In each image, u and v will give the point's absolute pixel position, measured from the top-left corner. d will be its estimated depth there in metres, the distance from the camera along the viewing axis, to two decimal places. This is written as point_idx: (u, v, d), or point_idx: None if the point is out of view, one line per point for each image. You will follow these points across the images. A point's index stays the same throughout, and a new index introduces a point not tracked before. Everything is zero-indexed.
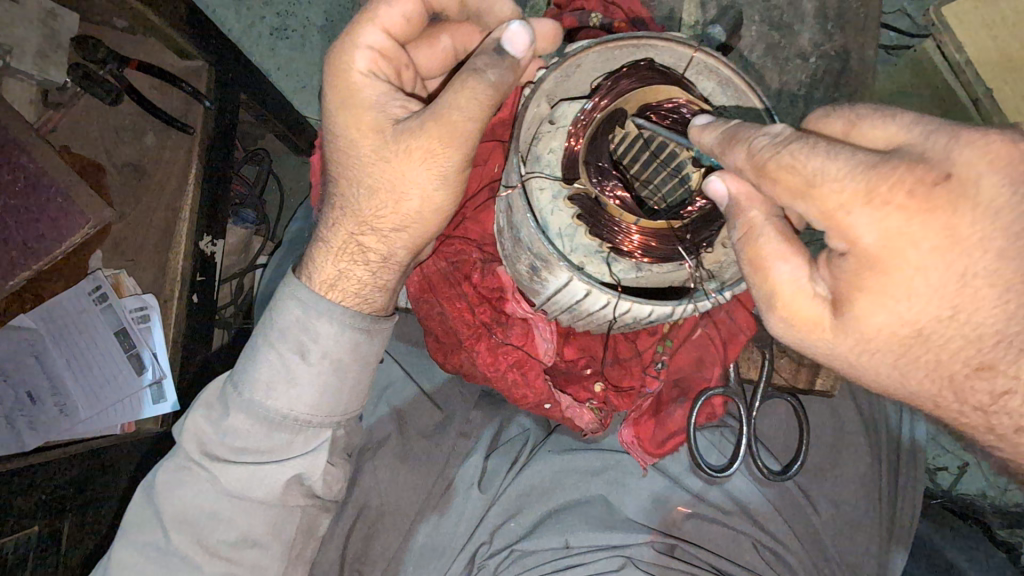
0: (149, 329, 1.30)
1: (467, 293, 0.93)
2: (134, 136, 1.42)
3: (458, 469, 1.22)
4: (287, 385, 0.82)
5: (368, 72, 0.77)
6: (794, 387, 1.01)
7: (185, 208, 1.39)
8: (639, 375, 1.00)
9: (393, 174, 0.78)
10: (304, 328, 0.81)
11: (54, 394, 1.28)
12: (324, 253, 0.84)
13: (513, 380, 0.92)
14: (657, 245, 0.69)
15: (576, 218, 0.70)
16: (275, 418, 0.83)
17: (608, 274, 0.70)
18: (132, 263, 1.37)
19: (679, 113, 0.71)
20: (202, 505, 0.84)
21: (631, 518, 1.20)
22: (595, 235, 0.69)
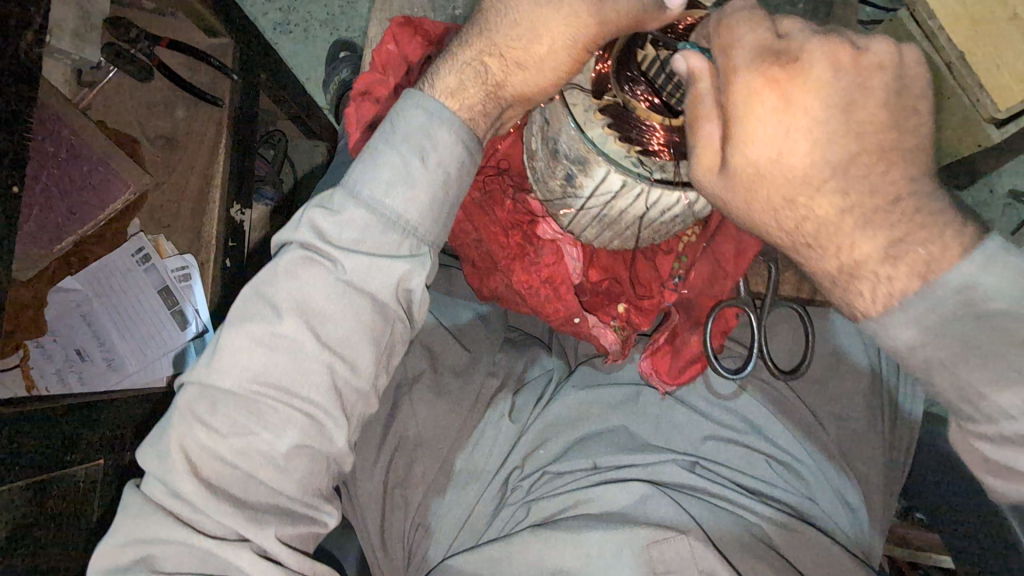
0: (190, 287, 1.38)
1: (502, 220, 1.01)
2: (166, 110, 1.51)
3: (488, 405, 1.30)
4: (410, 180, 0.69)
5: None
6: (799, 298, 1.10)
7: (218, 176, 1.48)
8: (658, 291, 1.11)
9: (533, 20, 0.69)
10: (425, 131, 0.69)
11: (101, 350, 1.35)
12: (450, 62, 0.72)
13: (546, 296, 1.01)
14: (681, 142, 0.77)
15: (606, 128, 0.80)
16: (392, 217, 0.70)
17: (641, 171, 0.80)
18: (169, 229, 1.45)
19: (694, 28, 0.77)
20: (315, 299, 0.70)
21: (649, 441, 1.30)
22: (624, 139, 0.79)
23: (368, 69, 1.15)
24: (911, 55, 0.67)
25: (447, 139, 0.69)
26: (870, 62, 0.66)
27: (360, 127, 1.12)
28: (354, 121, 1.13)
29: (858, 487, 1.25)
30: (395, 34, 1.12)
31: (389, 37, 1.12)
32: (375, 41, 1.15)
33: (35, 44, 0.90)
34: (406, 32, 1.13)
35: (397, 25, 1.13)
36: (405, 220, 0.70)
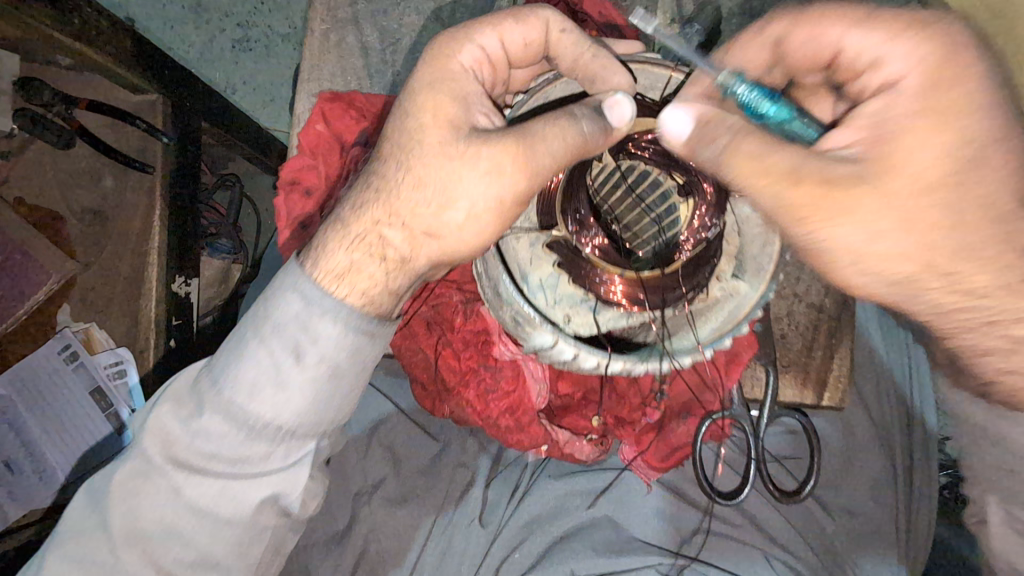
0: (125, 384, 1.27)
1: (453, 341, 0.87)
2: (90, 180, 1.35)
3: (454, 508, 1.13)
4: (274, 387, 0.59)
5: (470, 70, 0.62)
6: (800, 403, 0.96)
7: (152, 252, 1.33)
8: (639, 406, 0.98)
9: (444, 172, 0.59)
10: (297, 327, 0.58)
11: (31, 461, 1.23)
12: (339, 232, 0.60)
13: (508, 426, 0.88)
14: (643, 296, 0.65)
15: (557, 267, 0.66)
16: (258, 423, 0.60)
17: (594, 325, 0.66)
18: (103, 315, 1.31)
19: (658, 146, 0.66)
20: (164, 519, 0.61)
21: (641, 539, 1.12)
22: (578, 286, 0.65)
23: (296, 151, 0.98)
24: (907, 136, 0.60)
25: (322, 334, 0.58)
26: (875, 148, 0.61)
27: (290, 223, 0.96)
28: (282, 215, 0.97)
29: None
30: (324, 110, 0.96)
31: (316, 114, 0.96)
32: (303, 118, 0.99)
33: None
34: (337, 107, 0.97)
35: (326, 100, 0.97)
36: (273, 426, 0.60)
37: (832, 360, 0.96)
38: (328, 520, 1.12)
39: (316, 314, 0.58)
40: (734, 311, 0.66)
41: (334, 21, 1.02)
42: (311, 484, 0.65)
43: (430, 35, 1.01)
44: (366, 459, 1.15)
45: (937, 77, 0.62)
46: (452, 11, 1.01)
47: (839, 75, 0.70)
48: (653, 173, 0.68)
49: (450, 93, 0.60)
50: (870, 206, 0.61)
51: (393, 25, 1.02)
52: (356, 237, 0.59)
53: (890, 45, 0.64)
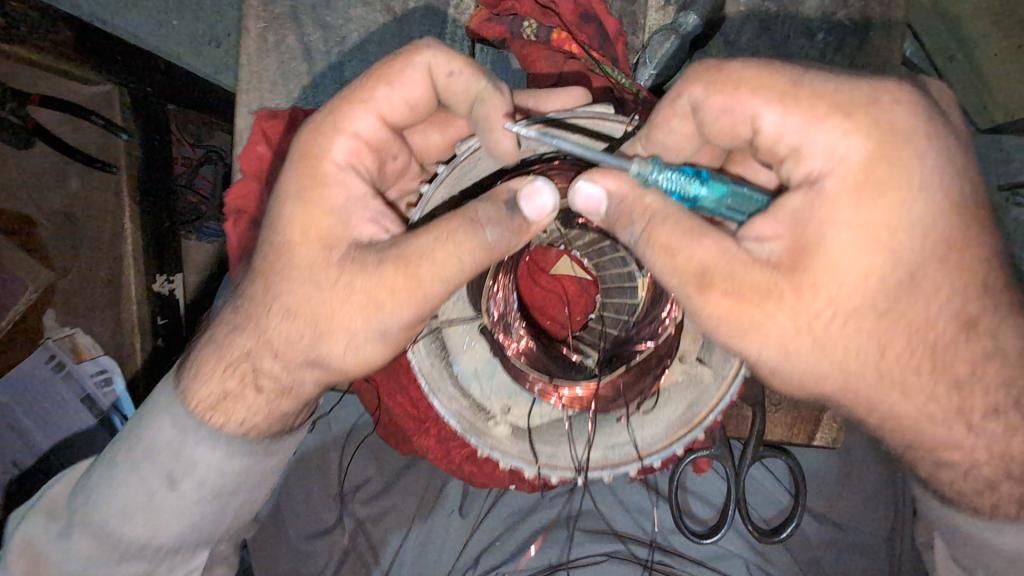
0: (115, 391, 1.29)
1: (410, 383, 0.83)
2: (54, 180, 1.29)
3: (438, 510, 1.13)
4: (146, 513, 0.68)
5: (345, 164, 0.65)
6: (788, 442, 0.90)
7: (128, 255, 1.31)
8: None
9: (319, 309, 0.62)
10: (174, 454, 0.67)
11: (35, 461, 1.26)
12: (211, 363, 0.67)
13: (470, 471, 0.85)
14: (585, 399, 0.71)
15: (491, 352, 0.71)
16: (136, 543, 0.68)
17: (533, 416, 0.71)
18: (88, 319, 1.31)
19: None
20: None
21: (614, 533, 1.10)
22: (515, 379, 0.71)
23: (241, 173, 0.90)
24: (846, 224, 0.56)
25: (200, 462, 0.67)
26: (817, 250, 0.56)
27: (239, 255, 0.90)
28: (231, 246, 0.90)
29: None
30: (264, 129, 0.86)
31: (256, 134, 0.86)
32: (244, 136, 0.89)
33: None
34: (279, 125, 0.87)
35: (266, 117, 0.86)
36: (149, 546, 0.69)
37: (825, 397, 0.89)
38: (314, 524, 1.14)
39: (195, 445, 0.67)
40: (694, 408, 0.63)
41: (272, 16, 0.89)
42: None
43: (381, 33, 0.88)
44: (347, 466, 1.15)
45: (874, 174, 0.56)
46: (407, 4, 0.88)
47: (760, 154, 0.62)
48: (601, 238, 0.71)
49: (332, 200, 0.63)
50: (793, 324, 0.57)
51: (339, 20, 0.89)
52: (230, 377, 0.67)
53: (812, 131, 0.57)
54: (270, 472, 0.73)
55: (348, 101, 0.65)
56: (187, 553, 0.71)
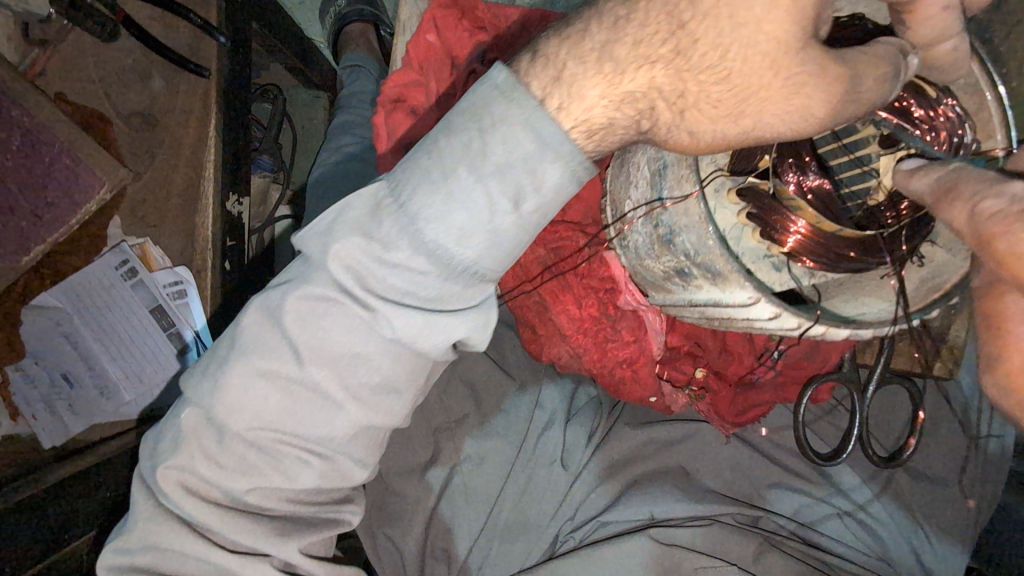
0: (186, 305, 1.22)
1: (572, 285, 0.83)
2: (136, 78, 1.22)
3: (538, 439, 1.13)
4: (400, 256, 0.66)
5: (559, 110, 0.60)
6: (909, 373, 0.94)
7: (207, 164, 1.24)
8: (749, 365, 0.95)
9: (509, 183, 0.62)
10: (427, 213, 0.64)
11: (91, 375, 1.19)
12: (415, 200, 0.64)
13: (623, 376, 0.86)
14: (840, 257, 0.60)
15: (742, 216, 0.63)
16: (311, 299, 0.67)
17: (779, 281, 0.65)
18: (156, 230, 1.23)
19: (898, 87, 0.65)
20: (285, 408, 0.68)
21: (714, 489, 1.11)
22: (765, 236, 0.61)
23: (401, 65, 0.89)
24: None
25: (414, 265, 0.66)
26: None
27: (392, 146, 0.86)
28: (383, 136, 0.86)
29: (946, 560, 1.07)
30: (436, 18, 0.85)
31: (428, 22, 0.85)
32: (408, 27, 0.89)
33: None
34: (451, 16, 0.86)
35: (440, 6, 0.85)
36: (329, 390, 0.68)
37: (948, 330, 0.93)
38: (408, 451, 1.13)
39: (425, 223, 0.64)
40: (936, 279, 0.62)
41: None
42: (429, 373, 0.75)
43: None
44: (445, 394, 1.14)
45: None
46: None
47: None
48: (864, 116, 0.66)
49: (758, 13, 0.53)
50: None
51: None
52: (457, 206, 0.63)
53: None
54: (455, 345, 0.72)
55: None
56: (355, 422, 0.70)
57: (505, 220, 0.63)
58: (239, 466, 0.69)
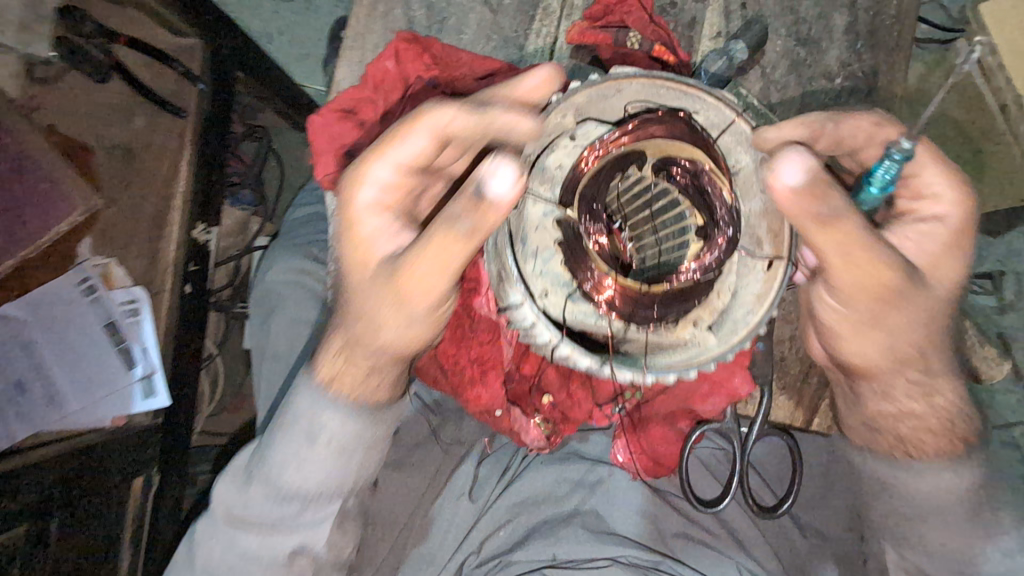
0: (138, 324, 1.31)
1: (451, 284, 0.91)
2: (120, 116, 1.35)
3: (451, 475, 1.18)
4: (296, 464, 0.82)
5: (376, 203, 0.76)
6: (788, 424, 1.01)
7: (177, 196, 1.36)
8: (588, 408, 0.98)
9: (379, 295, 0.78)
10: (310, 418, 0.82)
11: (41, 383, 1.25)
12: (283, 429, 0.83)
13: (472, 382, 0.93)
14: (621, 305, 0.68)
15: (557, 243, 0.69)
16: (226, 534, 0.86)
17: (561, 309, 0.68)
18: (123, 252, 1.34)
19: (700, 172, 0.67)
20: (224, 563, 0.86)
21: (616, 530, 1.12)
22: (568, 270, 0.68)
23: (355, 83, 1.00)
24: None
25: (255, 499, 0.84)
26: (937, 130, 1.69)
27: (335, 147, 0.98)
28: (328, 138, 0.98)
29: None
30: (398, 50, 0.97)
31: (390, 51, 0.97)
32: (342, 87, 1.01)
33: (71, 51, 1.26)
34: (412, 51, 0.98)
35: (403, 40, 0.97)
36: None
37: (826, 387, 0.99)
38: None
39: (271, 462, 0.83)
40: (690, 354, 0.67)
41: None
42: (331, 539, 0.86)
43: (476, 19, 1.02)
44: None
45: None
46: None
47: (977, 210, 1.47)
48: (683, 201, 0.68)
49: (374, 225, 0.77)
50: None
51: (443, 1, 1.02)
52: (278, 448, 0.83)
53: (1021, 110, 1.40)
54: (296, 555, 0.85)
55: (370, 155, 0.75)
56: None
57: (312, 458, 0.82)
58: None
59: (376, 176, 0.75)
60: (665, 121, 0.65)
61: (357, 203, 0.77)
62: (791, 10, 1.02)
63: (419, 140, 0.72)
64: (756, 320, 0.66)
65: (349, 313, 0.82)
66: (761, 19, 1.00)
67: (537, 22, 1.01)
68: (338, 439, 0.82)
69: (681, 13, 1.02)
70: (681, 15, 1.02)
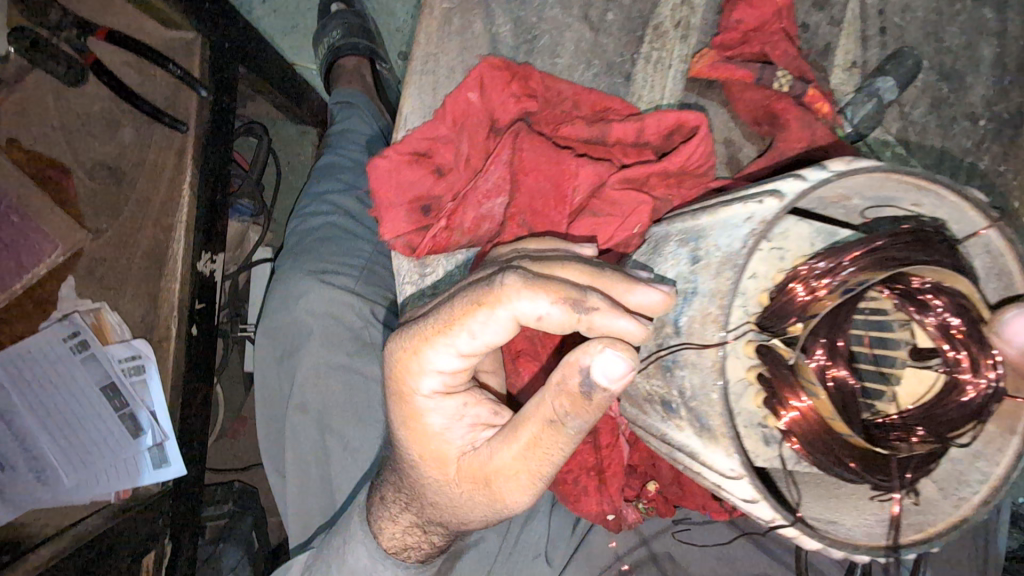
0: (144, 382, 1.11)
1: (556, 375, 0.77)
2: (104, 128, 1.11)
3: (520, 541, 1.09)
4: None
5: (436, 395, 0.60)
6: None
7: (179, 226, 1.14)
8: (700, 499, 0.87)
9: (450, 490, 0.64)
10: None
11: (27, 458, 1.05)
12: None
13: (583, 485, 0.78)
14: (855, 468, 0.50)
15: (754, 374, 0.54)
16: None
17: (762, 457, 0.55)
18: (116, 293, 1.12)
19: (953, 296, 0.50)
20: None
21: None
22: (772, 410, 0.53)
23: (427, 117, 0.83)
24: None
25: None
26: None
27: (408, 200, 0.80)
28: (398, 188, 0.80)
29: None
30: (484, 77, 0.79)
31: (473, 79, 0.79)
32: (411, 121, 0.83)
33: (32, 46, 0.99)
34: (500, 78, 0.80)
35: (491, 66, 0.79)
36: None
37: None
38: None
39: None
40: (921, 521, 0.54)
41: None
42: None
43: (574, 37, 0.86)
44: None
45: None
46: (604, 11, 0.87)
47: None
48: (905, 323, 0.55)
49: (435, 418, 0.61)
50: None
51: (533, 17, 0.86)
52: None
53: None
54: None
55: (424, 337, 0.56)
56: None
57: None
58: None
59: (438, 365, 0.57)
60: (921, 235, 0.48)
61: (411, 392, 0.60)
62: (935, 38, 0.88)
63: (499, 330, 0.54)
64: (997, 475, 0.52)
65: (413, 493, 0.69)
66: (906, 49, 0.86)
67: (646, 44, 0.87)
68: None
69: (813, 37, 0.86)
70: (812, 39, 0.87)
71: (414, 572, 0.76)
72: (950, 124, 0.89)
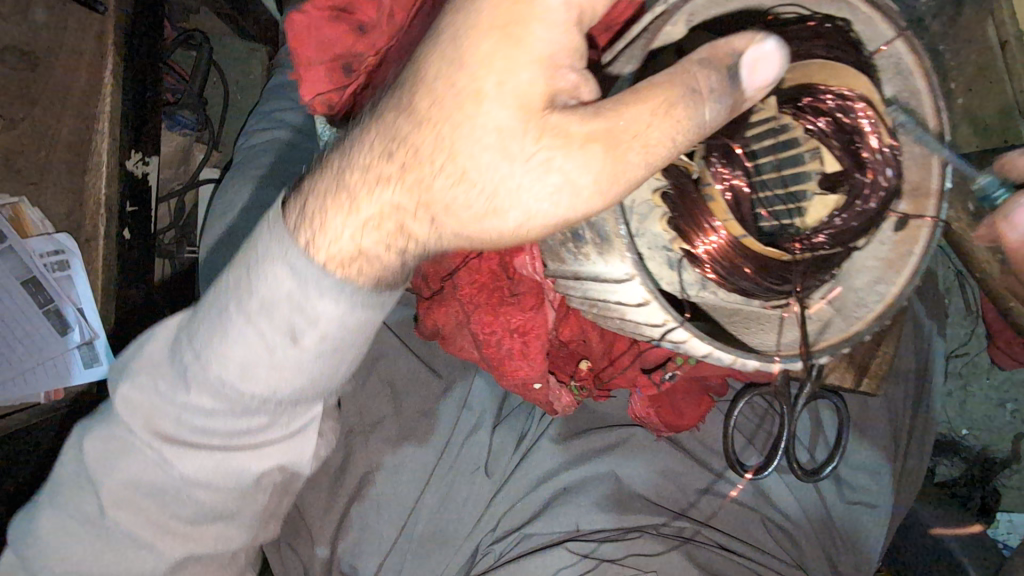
0: (69, 279, 1.06)
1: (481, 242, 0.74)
2: (13, 8, 1.03)
3: (462, 447, 1.07)
4: (265, 369, 0.58)
5: (557, 31, 0.48)
6: (838, 386, 0.94)
7: (100, 118, 1.07)
8: (632, 378, 0.87)
9: (491, 171, 0.50)
10: (297, 304, 0.55)
11: None
12: (235, 305, 0.57)
13: (512, 351, 0.76)
14: (749, 272, 0.54)
15: (657, 195, 0.54)
16: (146, 506, 0.63)
17: (667, 280, 0.56)
18: (35, 188, 1.06)
19: (848, 108, 0.53)
20: (151, 476, 0.63)
21: (642, 495, 1.10)
22: (675, 229, 0.54)
23: None
24: None
25: (196, 406, 0.62)
26: None
27: (327, 59, 0.76)
28: (316, 48, 0.76)
29: (849, 556, 1.12)
30: None
31: None
32: None
33: None
34: None
35: None
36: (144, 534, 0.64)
37: (879, 347, 0.93)
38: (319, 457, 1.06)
39: (217, 355, 0.58)
40: (814, 335, 0.56)
41: None
42: (315, 456, 0.69)
43: None
44: (363, 392, 1.07)
45: None
46: None
47: None
48: (806, 147, 0.55)
49: (532, 56, 0.48)
50: None
51: None
52: (234, 344, 0.58)
53: None
54: (268, 475, 0.67)
55: None
56: (262, 473, 0.65)
57: (286, 357, 0.57)
58: (106, 540, 0.63)
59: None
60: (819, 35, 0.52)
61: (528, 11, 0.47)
62: None
63: None
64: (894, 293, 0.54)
65: (438, 160, 0.51)
66: None
67: None
68: (330, 330, 0.56)
69: None
70: None
71: (340, 357, 0.59)
72: (908, 3, 0.85)
